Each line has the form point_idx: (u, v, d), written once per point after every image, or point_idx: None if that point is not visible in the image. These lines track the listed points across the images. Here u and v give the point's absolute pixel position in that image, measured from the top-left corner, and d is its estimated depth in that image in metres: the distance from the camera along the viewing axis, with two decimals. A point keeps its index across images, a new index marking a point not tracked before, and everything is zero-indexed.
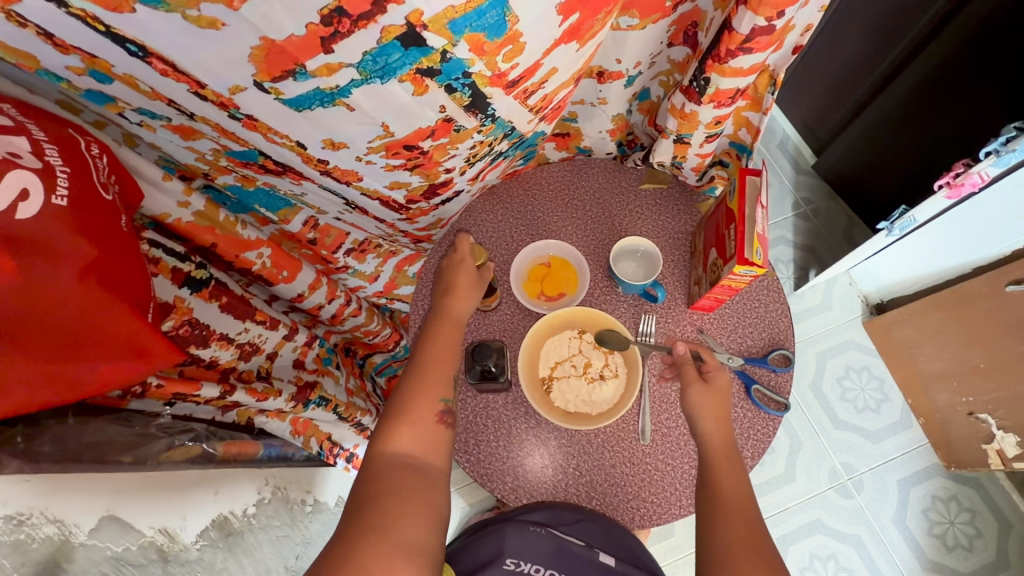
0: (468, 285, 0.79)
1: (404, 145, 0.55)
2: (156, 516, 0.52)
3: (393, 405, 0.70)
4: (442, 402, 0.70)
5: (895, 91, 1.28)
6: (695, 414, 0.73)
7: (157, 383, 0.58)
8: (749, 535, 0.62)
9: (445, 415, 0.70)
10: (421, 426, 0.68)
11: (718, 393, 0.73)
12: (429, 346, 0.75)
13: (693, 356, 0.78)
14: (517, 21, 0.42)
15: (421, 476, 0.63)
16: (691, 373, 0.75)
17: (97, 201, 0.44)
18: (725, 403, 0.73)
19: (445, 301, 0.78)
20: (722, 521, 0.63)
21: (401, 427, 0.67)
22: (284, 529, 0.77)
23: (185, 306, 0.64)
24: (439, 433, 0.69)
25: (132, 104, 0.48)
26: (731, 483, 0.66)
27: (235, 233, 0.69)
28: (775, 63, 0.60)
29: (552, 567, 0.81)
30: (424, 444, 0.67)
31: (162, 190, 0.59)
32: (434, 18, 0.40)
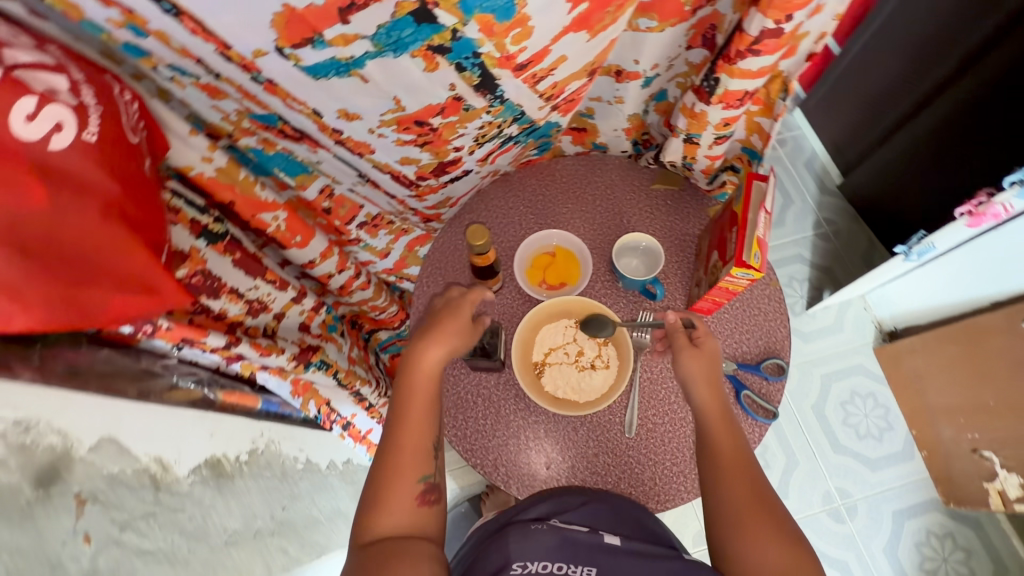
0: (449, 332, 0.73)
1: (415, 120, 0.58)
2: (152, 445, 0.56)
3: (373, 478, 0.67)
4: (422, 481, 0.68)
5: (929, 118, 1.25)
6: (688, 381, 0.72)
7: (166, 326, 0.61)
8: (754, 500, 0.65)
9: (427, 494, 0.68)
10: (403, 510, 0.65)
11: (707, 357, 0.72)
12: (403, 404, 0.70)
13: (683, 324, 0.75)
14: (525, 5, 0.44)
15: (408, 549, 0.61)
16: (681, 340, 0.73)
17: (122, 144, 0.47)
18: (714, 368, 0.72)
19: (420, 348, 0.72)
20: (728, 488, 0.66)
21: (383, 512, 0.65)
22: (274, 481, 0.80)
23: (199, 256, 0.67)
24: (421, 516, 0.66)
25: (165, 60, 0.52)
26: (730, 450, 0.68)
27: (254, 194, 0.72)
28: (788, 70, 0.61)
29: (563, 561, 0.65)
30: (406, 522, 0.65)
31: (187, 144, 0.62)
32: None
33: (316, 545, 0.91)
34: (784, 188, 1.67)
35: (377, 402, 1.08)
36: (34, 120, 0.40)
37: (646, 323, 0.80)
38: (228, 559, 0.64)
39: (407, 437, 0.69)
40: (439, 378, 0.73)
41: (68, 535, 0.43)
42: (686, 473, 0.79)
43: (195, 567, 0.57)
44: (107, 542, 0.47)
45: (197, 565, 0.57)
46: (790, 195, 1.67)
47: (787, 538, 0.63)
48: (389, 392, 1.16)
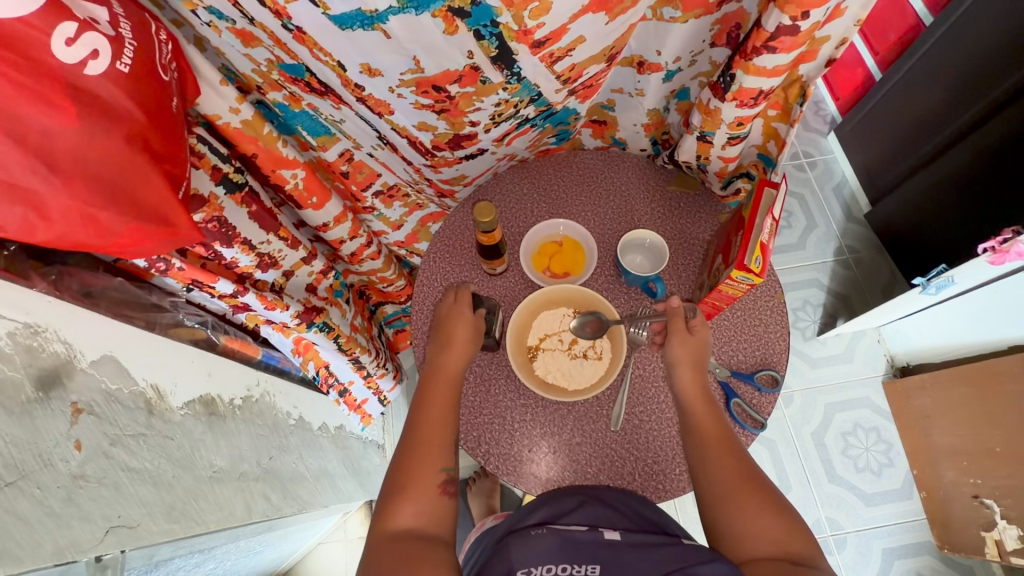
0: (461, 341, 0.78)
1: (433, 85, 0.59)
2: (149, 372, 0.58)
3: (393, 475, 0.69)
4: (444, 471, 0.69)
5: (959, 153, 1.24)
6: (672, 362, 0.73)
7: (178, 265, 0.66)
8: (738, 469, 0.67)
9: (449, 485, 0.69)
10: (424, 501, 0.66)
11: (696, 342, 0.74)
12: (418, 407, 0.74)
13: (684, 310, 0.76)
14: None
15: (426, 545, 0.62)
16: (677, 324, 0.74)
17: (153, 77, 0.49)
18: (701, 353, 0.74)
19: (439, 355, 0.78)
20: (716, 466, 0.67)
21: (402, 504, 0.65)
22: (265, 430, 0.82)
23: (217, 204, 0.70)
24: (441, 506, 0.67)
25: (204, 2, 0.54)
26: (712, 430, 0.70)
27: (276, 149, 0.75)
28: (807, 74, 0.62)
29: (566, 560, 0.62)
30: (427, 517, 0.65)
31: (218, 92, 0.65)
32: None
33: (301, 500, 0.93)
34: (809, 210, 1.65)
35: (374, 373, 1.15)
36: (73, 44, 0.42)
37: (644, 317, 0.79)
38: (212, 495, 0.66)
39: (430, 431, 0.71)
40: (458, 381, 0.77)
41: (60, 439, 0.45)
42: (668, 473, 0.79)
43: (178, 494, 0.59)
44: (96, 452, 0.49)
45: (180, 492, 0.59)
46: (814, 219, 1.64)
47: (778, 508, 0.64)
48: (387, 363, 1.20)
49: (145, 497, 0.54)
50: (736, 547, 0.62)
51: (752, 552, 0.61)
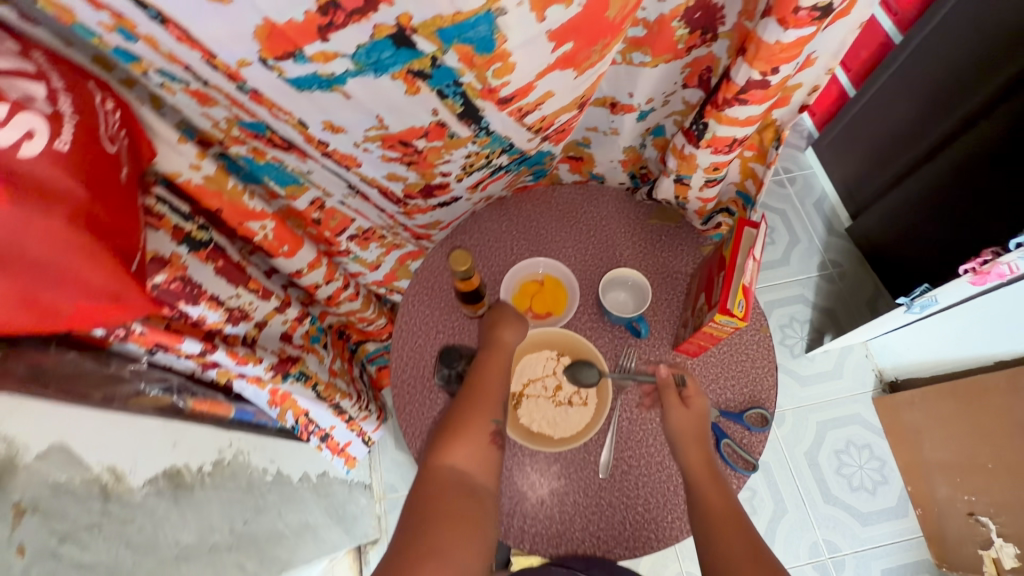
0: (517, 319, 0.81)
1: (400, 140, 0.58)
2: (105, 454, 0.55)
3: (448, 421, 0.74)
4: (493, 423, 0.73)
5: (933, 167, 1.26)
6: (675, 438, 0.73)
7: (140, 330, 0.63)
8: (749, 548, 0.64)
9: (497, 436, 0.73)
10: (477, 446, 0.72)
11: (695, 415, 0.74)
12: (477, 373, 0.76)
13: (675, 379, 0.77)
14: (506, 40, 0.44)
15: (472, 496, 0.69)
16: (671, 396, 0.75)
17: (97, 151, 0.46)
18: (702, 426, 0.73)
19: (494, 331, 0.79)
20: (723, 545, 0.64)
21: (457, 444, 0.71)
22: (238, 493, 0.78)
23: (180, 262, 0.66)
24: (491, 454, 0.72)
25: (155, 65, 0.51)
26: (716, 496, 0.68)
27: (241, 202, 0.72)
28: (781, 118, 0.62)
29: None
30: (476, 461, 0.71)
31: (176, 151, 0.63)
32: (423, 23, 0.42)
33: (280, 560, 0.89)
34: (791, 226, 1.65)
35: (357, 416, 1.12)
36: (5, 127, 0.39)
37: (631, 374, 0.80)
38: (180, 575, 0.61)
39: (484, 392, 0.75)
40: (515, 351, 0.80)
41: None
42: (660, 520, 0.76)
43: None
44: (43, 554, 0.45)
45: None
46: (796, 234, 1.64)
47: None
48: (370, 404, 1.18)
49: None
50: None
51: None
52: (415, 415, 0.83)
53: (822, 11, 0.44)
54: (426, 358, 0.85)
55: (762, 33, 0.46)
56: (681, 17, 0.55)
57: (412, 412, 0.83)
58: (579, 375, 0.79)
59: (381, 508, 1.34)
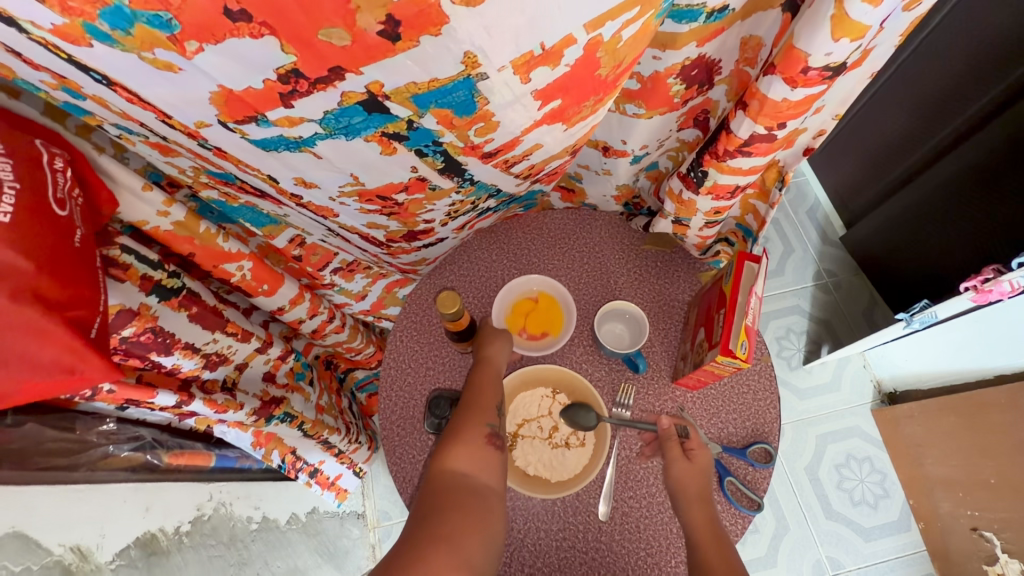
0: (499, 333, 0.78)
1: (378, 195, 0.56)
2: (68, 533, 0.53)
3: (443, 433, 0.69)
4: (488, 424, 0.69)
5: (935, 175, 1.22)
6: (678, 495, 0.69)
7: (109, 389, 0.59)
8: None
9: (494, 439, 0.69)
10: (474, 450, 0.67)
11: (698, 470, 0.70)
12: (471, 387, 0.73)
13: (677, 431, 0.74)
14: (486, 102, 0.43)
15: (477, 498, 0.63)
16: (674, 450, 0.71)
17: (47, 217, 0.43)
18: (705, 484, 0.70)
19: (480, 347, 0.76)
20: None
21: (456, 449, 0.67)
22: (218, 548, 0.76)
23: (150, 313, 0.63)
24: (488, 455, 0.67)
25: (108, 120, 0.48)
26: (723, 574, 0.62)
27: (215, 245, 0.68)
28: (785, 160, 0.61)
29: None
30: (478, 463, 0.66)
31: (141, 199, 0.58)
32: (395, 91, 0.40)
33: None
34: (785, 237, 1.63)
35: (346, 449, 1.09)
36: None
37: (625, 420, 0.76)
38: None
39: (478, 399, 0.71)
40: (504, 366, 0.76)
41: None
42: (662, 565, 0.73)
43: None
44: None
45: None
46: (791, 244, 1.63)
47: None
48: (361, 436, 1.14)
49: None
50: None
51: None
52: (405, 459, 0.79)
53: (832, 72, 0.44)
54: (415, 398, 0.81)
55: (766, 91, 0.46)
56: (677, 74, 0.53)
57: (402, 455, 0.79)
58: (575, 416, 0.75)
59: (375, 537, 1.25)
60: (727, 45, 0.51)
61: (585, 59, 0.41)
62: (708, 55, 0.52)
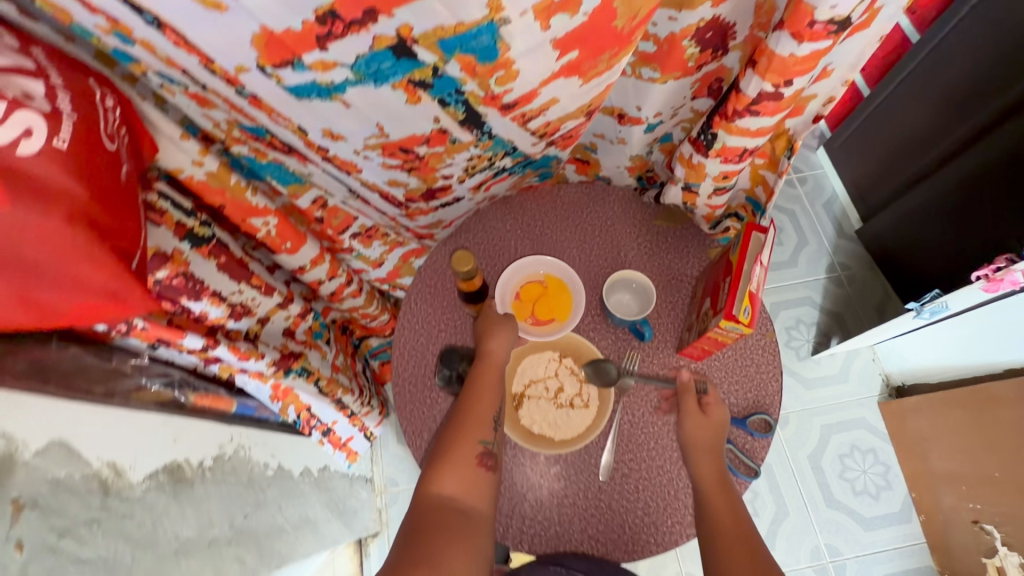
0: (502, 323, 0.79)
1: (400, 147, 0.59)
2: (105, 450, 0.56)
3: (439, 445, 0.71)
4: (481, 443, 0.71)
5: (960, 166, 1.20)
6: (689, 447, 0.72)
7: (142, 326, 0.63)
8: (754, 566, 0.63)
9: (485, 458, 0.71)
10: (463, 472, 0.69)
11: (713, 426, 0.72)
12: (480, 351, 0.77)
13: (695, 386, 0.76)
14: (508, 49, 0.45)
15: (464, 521, 0.65)
16: (690, 404, 0.74)
17: (97, 149, 0.46)
18: (718, 440, 0.72)
19: (480, 341, 0.78)
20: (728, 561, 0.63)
21: (444, 471, 0.69)
22: (237, 487, 0.79)
23: (182, 259, 0.66)
24: (478, 475, 0.69)
25: (153, 68, 0.51)
26: (729, 520, 0.66)
27: (244, 199, 0.72)
28: (794, 128, 0.64)
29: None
30: (466, 485, 0.68)
31: (178, 147, 0.62)
32: (423, 35, 0.43)
33: (279, 555, 0.88)
34: (800, 228, 1.63)
35: (359, 411, 1.12)
36: (2, 126, 0.39)
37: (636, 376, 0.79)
38: (178, 570, 0.62)
39: (472, 409, 0.73)
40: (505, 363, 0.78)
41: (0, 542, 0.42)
42: (659, 525, 0.76)
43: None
44: (42, 549, 0.45)
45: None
46: (805, 236, 1.62)
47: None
48: (372, 399, 1.18)
49: None
50: None
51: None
52: (416, 414, 0.83)
53: (838, 26, 0.45)
54: (428, 357, 0.85)
55: (775, 46, 0.48)
56: (692, 36, 0.55)
57: (413, 410, 0.83)
58: (598, 369, 0.79)
59: (382, 501, 1.34)
60: (741, 8, 0.53)
61: (602, 7, 0.43)
62: (723, 16, 0.54)
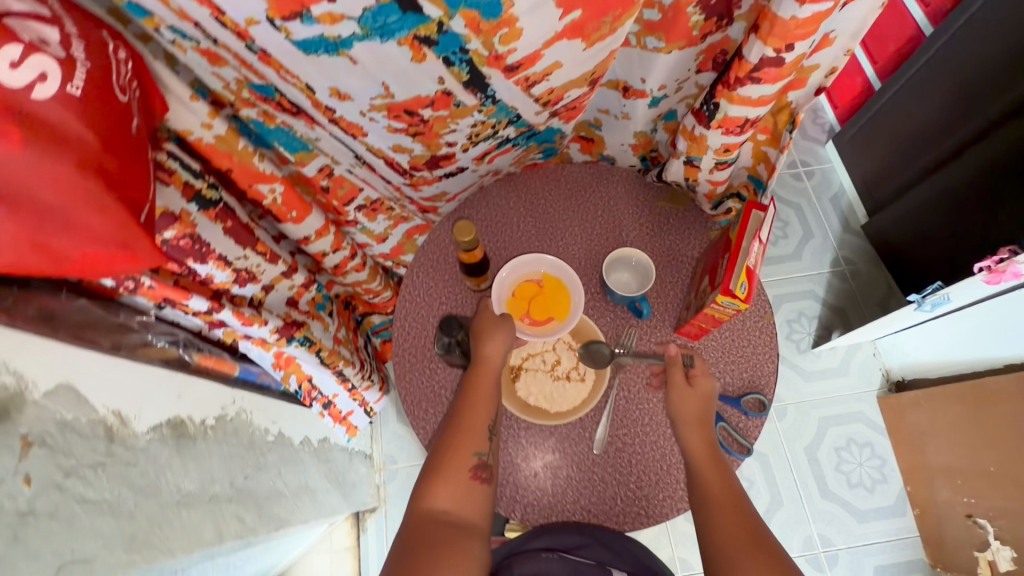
0: (499, 326, 0.77)
1: (405, 109, 0.60)
2: (111, 399, 0.58)
3: (432, 457, 0.71)
4: (476, 455, 0.71)
5: (970, 159, 1.19)
6: (676, 418, 0.73)
7: (148, 284, 0.65)
8: (746, 527, 0.64)
9: (480, 470, 0.71)
10: (457, 486, 0.69)
11: (699, 396, 0.73)
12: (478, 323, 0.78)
13: (682, 359, 0.77)
14: (512, 5, 0.46)
15: (459, 534, 0.65)
16: (675, 376, 0.74)
17: (109, 99, 0.48)
18: (705, 408, 0.73)
19: (476, 346, 0.76)
20: (721, 525, 0.65)
21: (438, 486, 0.69)
22: (238, 448, 0.81)
23: (189, 220, 0.68)
24: (472, 488, 0.69)
25: (166, 21, 0.52)
26: (719, 485, 0.68)
27: (251, 164, 0.73)
28: (796, 102, 0.69)
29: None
30: (459, 498, 0.68)
31: (188, 108, 0.63)
32: None
33: (276, 518, 0.90)
34: (806, 221, 1.62)
35: (359, 385, 1.14)
36: (19, 68, 0.41)
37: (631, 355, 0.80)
38: (178, 521, 0.64)
39: (466, 418, 0.72)
40: (501, 367, 0.77)
41: (7, 476, 0.43)
42: (652, 498, 0.77)
43: (140, 523, 0.58)
44: (48, 486, 0.47)
45: (142, 521, 0.58)
46: (810, 229, 1.62)
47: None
48: (373, 374, 1.19)
49: (101, 528, 0.52)
50: None
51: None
52: (415, 383, 0.84)
53: None
54: (427, 328, 0.86)
55: (778, 9, 0.49)
56: (697, 5, 0.55)
57: (412, 380, 0.84)
58: (592, 352, 0.80)
59: (381, 477, 1.36)
60: None
61: None
62: None
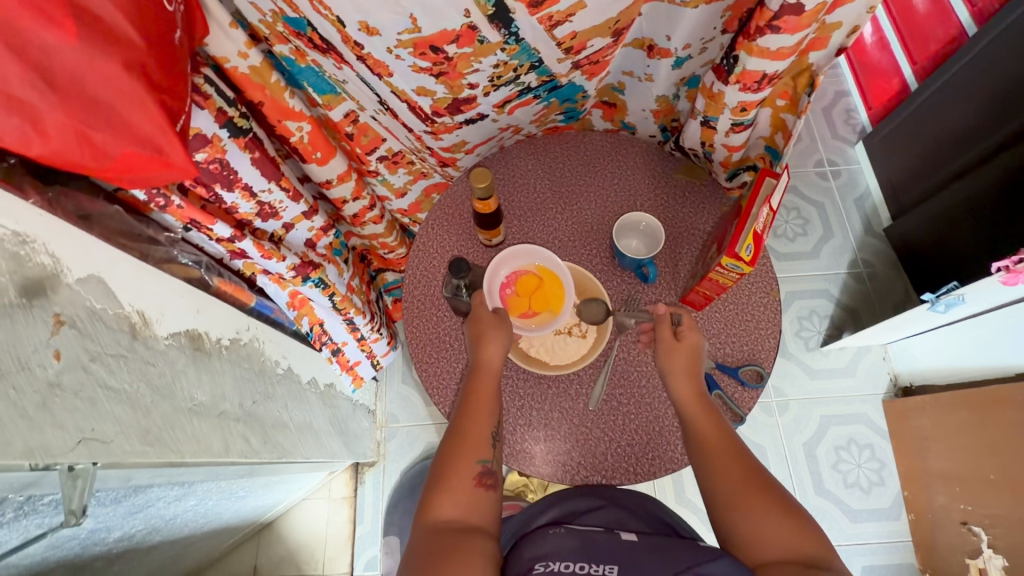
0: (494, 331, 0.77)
1: (430, 45, 0.64)
2: (136, 299, 0.61)
3: (434, 470, 0.72)
4: (479, 462, 0.71)
5: (1005, 159, 1.16)
6: (666, 371, 0.74)
7: (178, 204, 0.69)
8: (744, 473, 0.67)
9: (484, 477, 0.71)
10: (460, 492, 0.69)
11: (688, 350, 0.74)
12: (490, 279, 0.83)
13: (671, 318, 0.77)
14: None
15: (465, 535, 0.64)
16: (664, 331, 0.75)
17: (155, 6, 0.50)
18: (695, 361, 0.74)
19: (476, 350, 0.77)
20: (720, 472, 0.67)
21: (441, 497, 0.68)
22: (249, 373, 0.85)
23: (220, 145, 0.69)
24: (476, 495, 0.70)
25: None
26: (714, 434, 0.70)
27: (281, 99, 0.76)
28: (817, 63, 0.72)
29: (585, 559, 0.62)
30: (462, 506, 0.68)
31: (226, 35, 0.66)
32: None
33: (280, 447, 0.91)
34: (826, 220, 1.60)
35: (368, 336, 1.18)
36: None
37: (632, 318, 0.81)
38: (190, 427, 0.67)
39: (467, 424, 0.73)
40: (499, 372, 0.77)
41: (40, 345, 0.47)
42: (646, 457, 0.79)
43: (155, 419, 0.61)
44: (74, 364, 0.50)
45: (157, 418, 0.61)
46: (831, 229, 1.60)
47: (789, 511, 0.63)
48: (382, 329, 1.23)
49: (121, 415, 0.55)
50: (750, 551, 0.61)
51: (761, 559, 0.60)
52: (422, 328, 0.87)
53: None
54: (436, 279, 0.88)
55: None
56: None
57: (419, 326, 0.87)
58: (584, 309, 0.83)
59: (382, 434, 1.41)
60: None
61: None
62: None
